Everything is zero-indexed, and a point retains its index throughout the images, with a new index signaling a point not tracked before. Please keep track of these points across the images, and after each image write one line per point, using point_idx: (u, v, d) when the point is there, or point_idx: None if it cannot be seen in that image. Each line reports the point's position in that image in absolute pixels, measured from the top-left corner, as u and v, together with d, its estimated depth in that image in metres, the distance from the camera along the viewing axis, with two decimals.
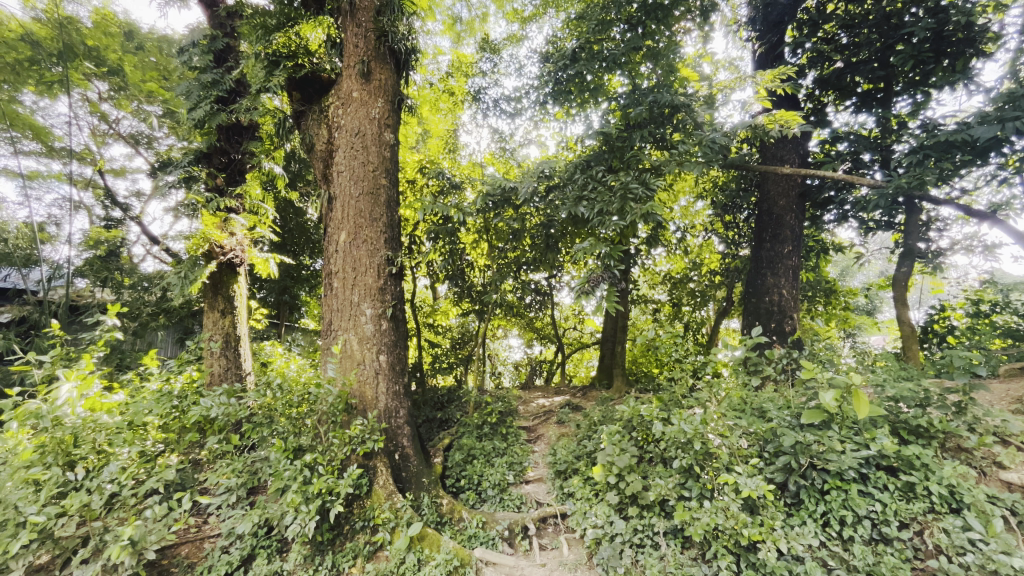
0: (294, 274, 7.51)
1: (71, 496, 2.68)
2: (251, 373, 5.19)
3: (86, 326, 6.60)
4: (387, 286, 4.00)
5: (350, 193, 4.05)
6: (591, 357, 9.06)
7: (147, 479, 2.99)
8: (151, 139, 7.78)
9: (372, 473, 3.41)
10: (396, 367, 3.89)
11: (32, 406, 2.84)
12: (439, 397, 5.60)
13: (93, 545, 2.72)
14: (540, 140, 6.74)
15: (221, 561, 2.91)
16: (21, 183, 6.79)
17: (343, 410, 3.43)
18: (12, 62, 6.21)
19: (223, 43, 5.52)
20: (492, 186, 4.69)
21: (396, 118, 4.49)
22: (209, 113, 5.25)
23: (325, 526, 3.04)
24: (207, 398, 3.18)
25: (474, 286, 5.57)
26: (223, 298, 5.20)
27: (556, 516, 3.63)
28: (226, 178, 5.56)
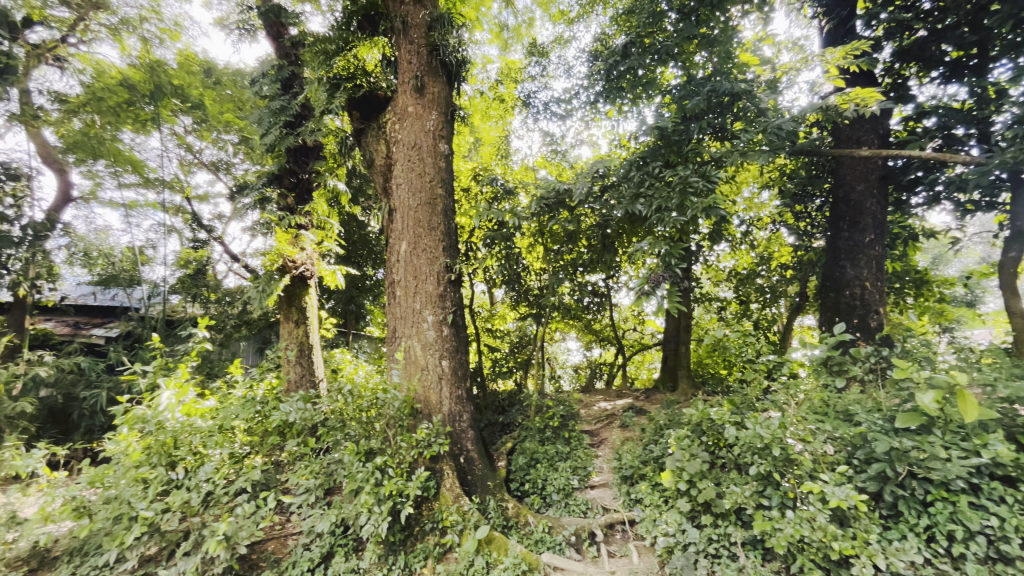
0: (358, 284, 7.88)
1: (174, 494, 2.98)
2: (323, 379, 5.48)
3: (181, 339, 7.26)
4: (447, 293, 4.09)
5: (409, 204, 4.19)
6: (653, 358, 8.80)
7: (237, 477, 3.25)
8: (230, 165, 8.44)
9: (438, 476, 3.48)
10: (459, 372, 3.96)
11: (140, 411, 3.18)
12: (501, 401, 5.65)
13: (194, 539, 2.99)
14: (592, 140, 6.65)
15: (303, 558, 3.10)
16: (123, 212, 7.60)
17: (410, 414, 3.53)
18: (113, 105, 6.94)
19: (288, 71, 5.92)
20: (545, 190, 4.68)
21: (449, 128, 4.60)
22: (279, 138, 5.64)
23: (397, 527, 3.14)
24: (285, 404, 3.46)
25: (530, 289, 5.57)
26: (297, 309, 5.55)
27: (624, 523, 3.53)
28: (296, 197, 5.96)
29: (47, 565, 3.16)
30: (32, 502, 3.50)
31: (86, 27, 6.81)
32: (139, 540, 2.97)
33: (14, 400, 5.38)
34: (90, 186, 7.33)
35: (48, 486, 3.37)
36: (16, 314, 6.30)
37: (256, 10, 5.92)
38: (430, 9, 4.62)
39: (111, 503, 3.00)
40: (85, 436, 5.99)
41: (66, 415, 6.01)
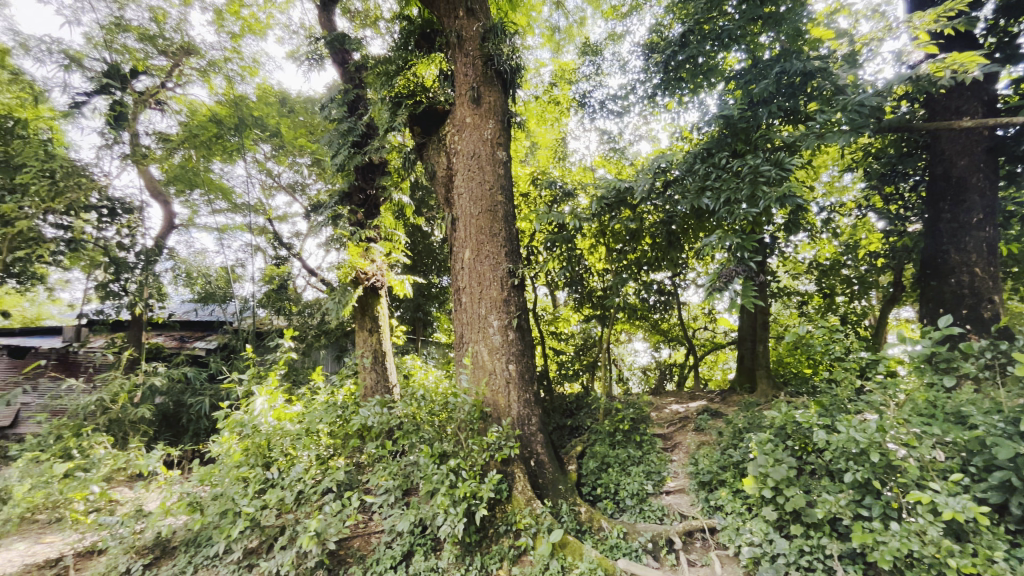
0: (425, 292, 8.16)
1: (271, 492, 3.25)
2: (396, 385, 5.72)
3: (269, 349, 7.90)
4: (511, 298, 4.14)
5: (471, 213, 4.30)
6: (727, 358, 8.38)
7: (324, 478, 3.48)
8: (304, 186, 9.03)
9: (510, 479, 3.51)
10: (526, 376, 3.98)
11: (239, 415, 3.57)
12: (568, 404, 5.62)
13: (289, 534, 3.24)
14: (652, 135, 6.47)
15: (386, 555, 3.26)
16: (217, 235, 8.42)
17: (480, 418, 3.60)
18: (206, 139, 7.65)
19: (353, 94, 6.29)
20: (606, 189, 4.62)
21: (507, 135, 4.66)
22: (348, 158, 6.02)
23: (472, 528, 3.21)
24: (364, 408, 3.65)
25: (594, 291, 5.50)
26: (370, 318, 5.86)
27: (704, 531, 3.37)
28: (365, 212, 6.30)
29: (168, 554, 3.55)
30: (155, 497, 3.96)
31: (180, 72, 7.73)
32: (243, 534, 3.27)
33: (136, 407, 6.10)
34: (188, 215, 8.25)
35: (166, 483, 3.79)
36: (135, 329, 7.31)
37: (323, 40, 6.36)
38: (483, 21, 4.73)
39: (219, 499, 3.34)
40: (193, 439, 6.67)
41: (177, 420, 6.73)
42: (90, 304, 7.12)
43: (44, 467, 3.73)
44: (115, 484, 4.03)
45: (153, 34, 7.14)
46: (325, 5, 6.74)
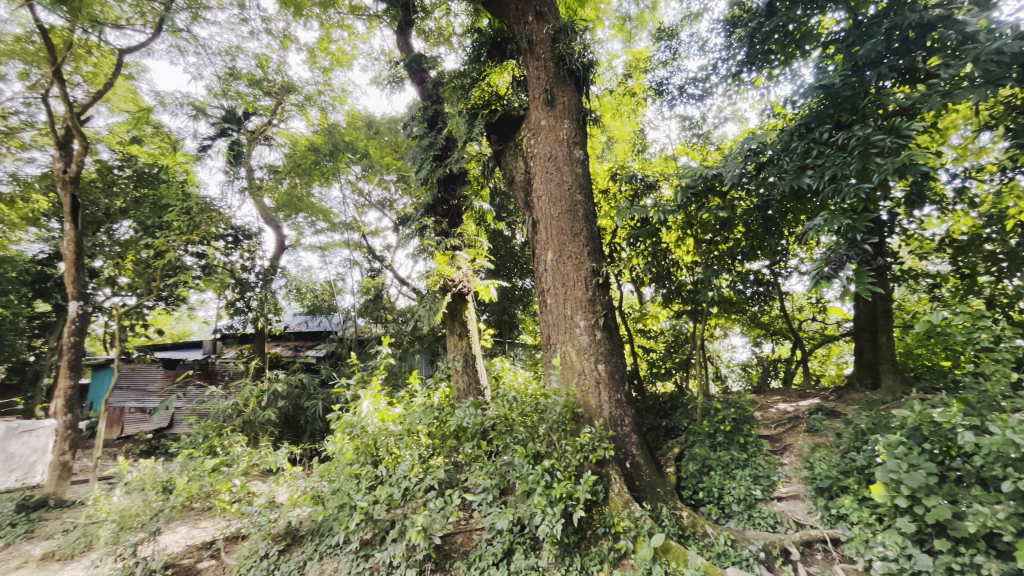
0: (510, 295, 8.33)
1: (381, 488, 3.55)
2: (487, 387, 5.85)
3: (370, 356, 8.51)
4: (596, 297, 4.09)
5: (550, 214, 4.32)
6: (843, 352, 7.56)
7: (426, 475, 3.68)
8: (392, 202, 9.64)
9: (606, 480, 3.46)
10: (616, 376, 3.91)
11: (349, 417, 3.88)
12: (662, 404, 5.35)
13: (399, 527, 3.50)
14: (738, 115, 6.04)
15: (489, 552, 3.38)
16: (320, 253, 9.26)
17: (571, 419, 3.59)
18: (306, 167, 8.32)
19: (432, 110, 6.60)
20: (690, 178, 4.43)
21: (583, 134, 4.63)
22: (430, 171, 6.34)
23: (570, 529, 3.22)
24: (459, 409, 3.81)
25: (683, 285, 5.17)
26: (459, 323, 6.10)
27: (825, 542, 3.08)
28: (449, 222, 6.57)
29: (297, 542, 3.97)
30: (283, 491, 4.45)
31: (283, 109, 8.70)
32: (359, 526, 3.59)
33: (264, 410, 6.91)
34: (295, 236, 9.19)
35: (292, 478, 4.26)
36: (258, 341, 8.26)
37: (402, 63, 6.81)
38: (553, 23, 4.75)
39: (337, 493, 3.73)
40: (310, 439, 7.38)
41: (296, 422, 7.48)
42: (223, 320, 8.18)
43: (198, 462, 4.36)
44: (252, 478, 4.59)
45: (259, 78, 7.95)
46: (402, 30, 7.19)
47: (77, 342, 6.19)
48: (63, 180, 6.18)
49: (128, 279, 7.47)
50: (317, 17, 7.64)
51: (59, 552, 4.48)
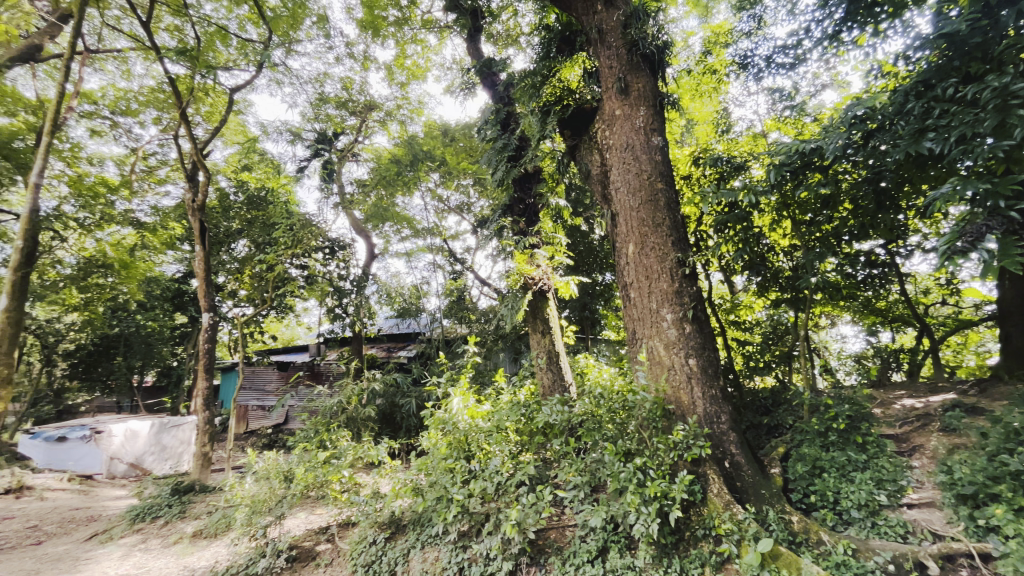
0: (591, 290, 8.25)
1: (475, 482, 3.67)
2: (572, 384, 5.79)
3: (457, 355, 8.82)
4: (683, 288, 3.91)
5: (630, 206, 4.19)
6: (984, 338, 6.54)
7: (516, 471, 3.74)
8: (471, 205, 9.94)
9: (703, 481, 3.31)
10: (709, 371, 3.71)
11: (441, 414, 4.06)
12: (763, 400, 4.87)
13: (495, 520, 3.61)
14: (838, 80, 5.45)
15: (583, 549, 3.36)
16: (407, 259, 9.77)
17: (663, 416, 3.47)
18: (389, 178, 8.86)
19: (504, 112, 6.68)
20: (784, 155, 4.03)
21: (660, 119, 4.44)
22: (506, 172, 6.43)
23: (667, 530, 3.11)
24: (546, 406, 3.83)
25: (781, 272, 4.81)
26: (541, 320, 6.10)
27: (971, 557, 2.75)
28: (526, 220, 6.62)
29: (400, 531, 4.23)
30: (386, 482, 4.77)
31: (367, 126, 9.30)
32: (457, 518, 3.74)
33: (365, 407, 7.44)
34: (384, 244, 9.81)
35: (393, 470, 4.55)
36: (356, 343, 8.93)
37: (474, 70, 7.01)
38: (623, 8, 4.62)
39: (434, 486, 3.91)
40: (407, 434, 7.85)
41: (393, 418, 7.98)
42: (325, 325, 9.10)
43: (311, 455, 4.78)
44: (357, 470, 4.97)
45: (345, 100, 8.60)
46: (472, 37, 7.36)
47: (210, 348, 7.08)
48: (193, 209, 7.06)
49: (246, 291, 8.40)
50: (393, 36, 8.08)
51: (206, 531, 5.16)
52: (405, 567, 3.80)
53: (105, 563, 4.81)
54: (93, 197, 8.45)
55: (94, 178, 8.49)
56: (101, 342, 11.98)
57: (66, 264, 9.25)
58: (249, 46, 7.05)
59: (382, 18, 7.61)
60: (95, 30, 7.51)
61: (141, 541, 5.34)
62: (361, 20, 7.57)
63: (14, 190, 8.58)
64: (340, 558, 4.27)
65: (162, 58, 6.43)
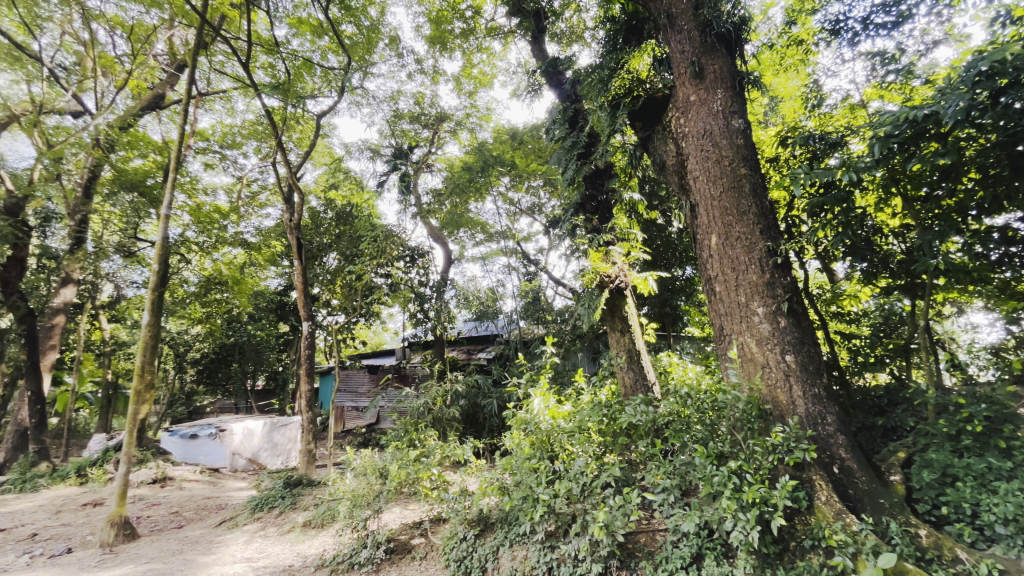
0: (670, 286, 7.94)
1: (560, 483, 3.67)
2: (655, 383, 5.54)
3: (536, 356, 8.86)
4: (775, 279, 3.64)
5: (711, 195, 3.97)
6: None
7: (601, 472, 3.67)
8: (541, 206, 9.96)
9: (809, 487, 3.06)
10: (810, 368, 3.41)
11: (523, 414, 4.21)
12: (876, 400, 4.37)
13: (582, 521, 3.57)
14: (954, 34, 4.78)
15: (675, 554, 3.23)
16: (482, 263, 10.02)
17: (758, 417, 3.23)
18: (461, 186, 9.01)
19: (572, 110, 6.62)
20: (891, 125, 3.51)
21: (741, 100, 4.17)
22: (577, 170, 6.37)
23: (769, 538, 2.90)
24: (629, 407, 3.72)
25: (892, 256, 4.32)
26: (620, 319, 5.92)
27: None
28: (600, 217, 6.50)
29: (489, 528, 4.32)
30: (472, 481, 4.91)
31: (440, 137, 9.65)
32: (543, 518, 3.75)
33: (449, 408, 7.71)
34: (459, 250, 10.15)
35: (479, 469, 4.68)
36: (438, 346, 9.30)
37: (539, 71, 7.04)
38: None
39: (520, 486, 3.96)
40: (490, 434, 8.05)
41: (476, 418, 8.22)
42: (409, 330, 9.53)
43: (403, 453, 5.03)
44: (445, 468, 5.16)
45: (418, 114, 9.08)
46: (536, 38, 7.38)
47: (310, 355, 7.74)
48: (291, 227, 7.75)
49: (338, 300, 9.06)
50: (460, 47, 8.34)
51: (314, 522, 5.63)
52: (495, 564, 3.87)
53: (233, 546, 5.42)
54: (209, 222, 9.57)
55: (209, 207, 9.63)
56: (220, 351, 13.53)
57: (191, 282, 10.56)
58: (331, 74, 7.64)
59: (448, 31, 7.88)
60: (205, 76, 8.53)
61: (261, 528, 5.95)
62: (429, 36, 7.90)
63: (149, 221, 9.97)
64: (434, 553, 4.46)
65: (260, 93, 7.15)
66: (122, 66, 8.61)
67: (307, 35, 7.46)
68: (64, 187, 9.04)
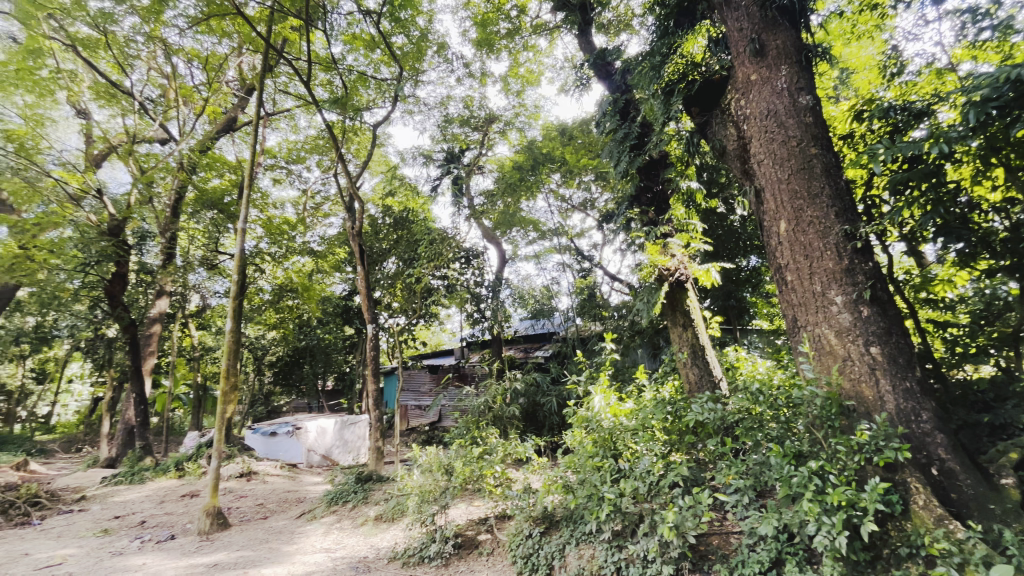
0: (734, 277, 7.61)
1: (625, 482, 3.60)
2: (722, 379, 5.25)
3: (594, 353, 8.75)
4: (854, 265, 3.36)
5: (777, 179, 3.75)
6: None
7: (668, 472, 3.56)
8: (594, 201, 9.81)
9: (903, 490, 2.82)
10: (899, 360, 3.12)
11: (584, 412, 4.15)
12: (979, 395, 3.86)
13: (650, 521, 3.48)
14: None
15: (752, 559, 3.06)
16: (536, 262, 10.05)
17: (841, 414, 3.00)
18: (513, 183, 9.06)
19: (623, 100, 6.44)
20: (989, 88, 3.13)
21: (808, 75, 3.89)
22: (630, 162, 6.21)
23: (858, 544, 2.69)
24: (696, 404, 3.58)
25: (994, 233, 3.86)
26: (682, 313, 5.70)
27: None
28: (656, 209, 6.30)
29: (555, 526, 4.31)
30: (536, 478, 4.93)
31: (490, 139, 9.74)
32: (609, 517, 3.69)
33: (509, 406, 7.78)
34: (512, 249, 10.23)
35: (541, 467, 4.69)
36: (496, 345, 9.42)
37: (588, 64, 6.94)
38: None
39: (584, 484, 3.92)
40: (550, 432, 8.05)
41: (536, 417, 8.26)
42: (467, 330, 9.73)
43: (467, 450, 5.13)
44: (508, 466, 5.21)
45: (467, 117, 9.22)
46: (583, 31, 7.26)
47: (375, 356, 8.09)
48: (353, 234, 8.12)
49: (399, 303, 9.39)
50: (507, 47, 8.39)
51: (385, 516, 5.88)
52: (562, 562, 3.86)
53: (313, 537, 5.77)
54: (280, 234, 10.23)
55: (279, 219, 10.28)
56: (294, 353, 14.46)
57: (266, 290, 11.34)
58: (384, 85, 7.92)
59: (495, 33, 7.94)
60: (271, 97, 9.13)
61: (337, 521, 6.29)
62: (476, 40, 8.01)
63: (228, 236, 10.81)
64: (500, 549, 4.52)
65: (320, 109, 7.55)
66: (199, 94, 9.38)
67: (361, 49, 7.78)
68: (156, 208, 9.99)
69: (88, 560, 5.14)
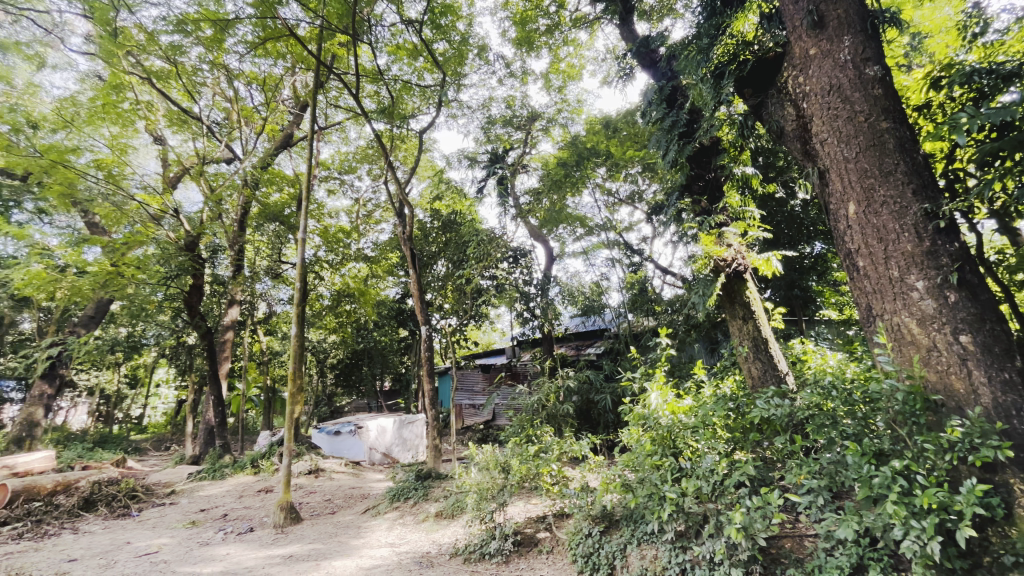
0: (797, 266, 7.19)
1: (687, 481, 3.48)
2: (789, 374, 4.92)
3: (648, 349, 8.54)
4: (938, 246, 3.07)
5: (843, 158, 3.50)
6: None
7: (733, 471, 3.40)
8: (642, 193, 9.57)
9: (1005, 492, 2.55)
10: (996, 349, 2.81)
11: (639, 410, 4.03)
12: None
13: (715, 522, 3.35)
14: None
15: (830, 564, 2.87)
16: (585, 258, 9.93)
17: (927, 409, 2.75)
18: (558, 180, 8.96)
19: (669, 88, 6.21)
20: None
21: (875, 43, 3.59)
22: (680, 151, 5.98)
23: (953, 551, 2.46)
24: (761, 400, 3.39)
25: None
26: (741, 305, 5.40)
27: None
28: (709, 198, 6.04)
29: (614, 525, 4.24)
30: (593, 477, 4.86)
31: (533, 138, 9.71)
32: (671, 517, 3.59)
33: (562, 404, 7.74)
34: (560, 246, 10.16)
35: (598, 466, 4.62)
36: (547, 343, 9.40)
37: (631, 54, 6.78)
38: None
39: (644, 483, 3.83)
40: (605, 430, 7.94)
41: (590, 415, 8.17)
42: (517, 328, 9.76)
43: (522, 449, 5.14)
44: (564, 464, 5.17)
45: (510, 117, 9.26)
46: (624, 20, 7.07)
47: (429, 357, 8.27)
48: (404, 239, 8.36)
49: (450, 304, 9.56)
50: (547, 44, 8.34)
51: (445, 513, 6.01)
52: (624, 563, 3.79)
53: (378, 532, 5.99)
54: (336, 242, 10.70)
55: (335, 228, 10.76)
56: (353, 356, 15.09)
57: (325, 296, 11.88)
58: (427, 91, 8.08)
59: (534, 31, 7.92)
60: (323, 111, 9.57)
61: (400, 517, 6.50)
62: (516, 39, 8.01)
63: (289, 246, 11.43)
64: (560, 547, 4.51)
65: (369, 120, 7.81)
66: (259, 113, 9.96)
67: (404, 58, 7.99)
68: (225, 223, 10.72)
69: (180, 549, 5.60)
